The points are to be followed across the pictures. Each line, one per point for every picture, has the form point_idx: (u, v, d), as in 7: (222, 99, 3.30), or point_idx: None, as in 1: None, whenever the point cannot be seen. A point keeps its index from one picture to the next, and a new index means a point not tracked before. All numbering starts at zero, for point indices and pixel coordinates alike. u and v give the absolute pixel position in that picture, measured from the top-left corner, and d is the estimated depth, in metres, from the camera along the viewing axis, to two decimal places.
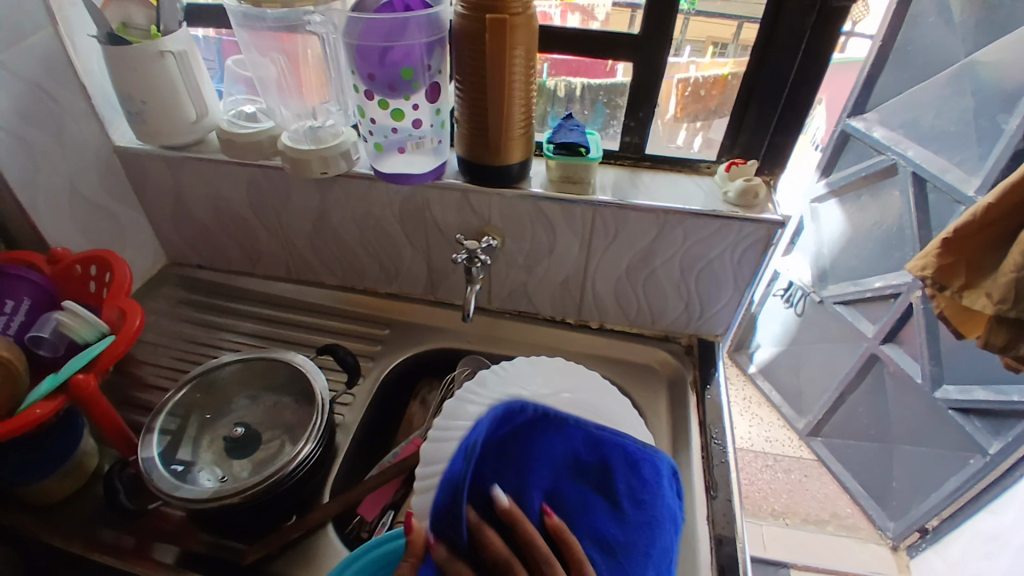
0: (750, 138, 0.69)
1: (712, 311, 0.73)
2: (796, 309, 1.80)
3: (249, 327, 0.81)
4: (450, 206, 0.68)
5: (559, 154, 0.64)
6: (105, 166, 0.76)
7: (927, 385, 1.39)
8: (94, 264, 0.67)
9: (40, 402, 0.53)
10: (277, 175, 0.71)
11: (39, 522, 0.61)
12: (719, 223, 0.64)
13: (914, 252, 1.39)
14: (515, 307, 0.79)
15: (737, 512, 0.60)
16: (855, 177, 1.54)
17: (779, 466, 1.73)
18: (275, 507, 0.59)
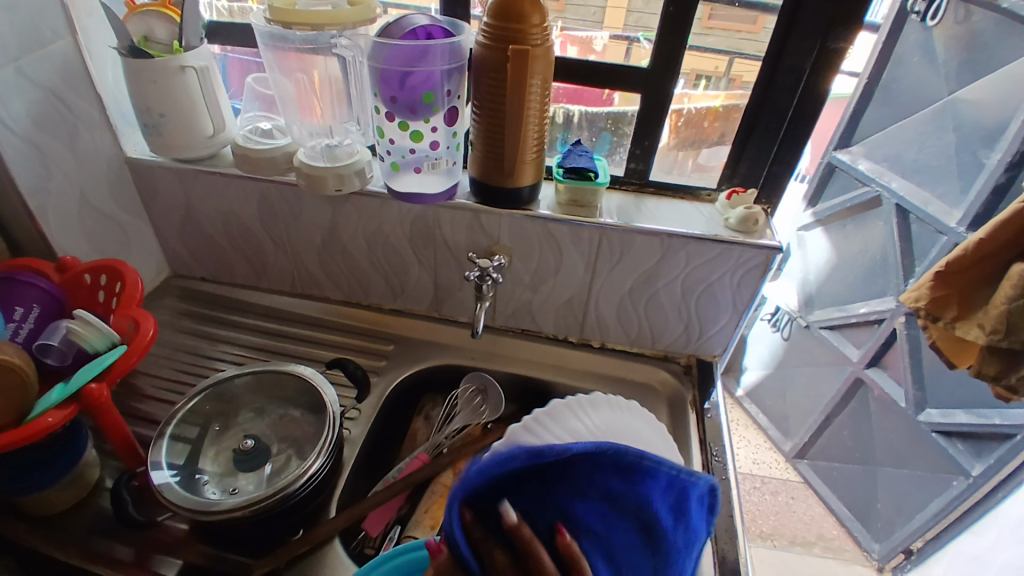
0: (750, 168, 0.72)
1: (711, 332, 0.75)
2: (783, 333, 1.84)
3: (252, 340, 0.82)
4: (460, 225, 0.70)
5: (569, 179, 0.67)
6: (116, 176, 0.77)
7: (911, 409, 1.42)
8: (104, 273, 0.67)
9: (52, 410, 0.53)
10: (290, 190, 0.72)
11: (35, 532, 0.60)
12: (720, 248, 0.66)
13: (897, 280, 1.44)
14: (519, 326, 0.81)
15: (739, 529, 0.61)
16: (839, 209, 1.60)
17: (766, 488, 1.75)
18: (281, 521, 0.59)
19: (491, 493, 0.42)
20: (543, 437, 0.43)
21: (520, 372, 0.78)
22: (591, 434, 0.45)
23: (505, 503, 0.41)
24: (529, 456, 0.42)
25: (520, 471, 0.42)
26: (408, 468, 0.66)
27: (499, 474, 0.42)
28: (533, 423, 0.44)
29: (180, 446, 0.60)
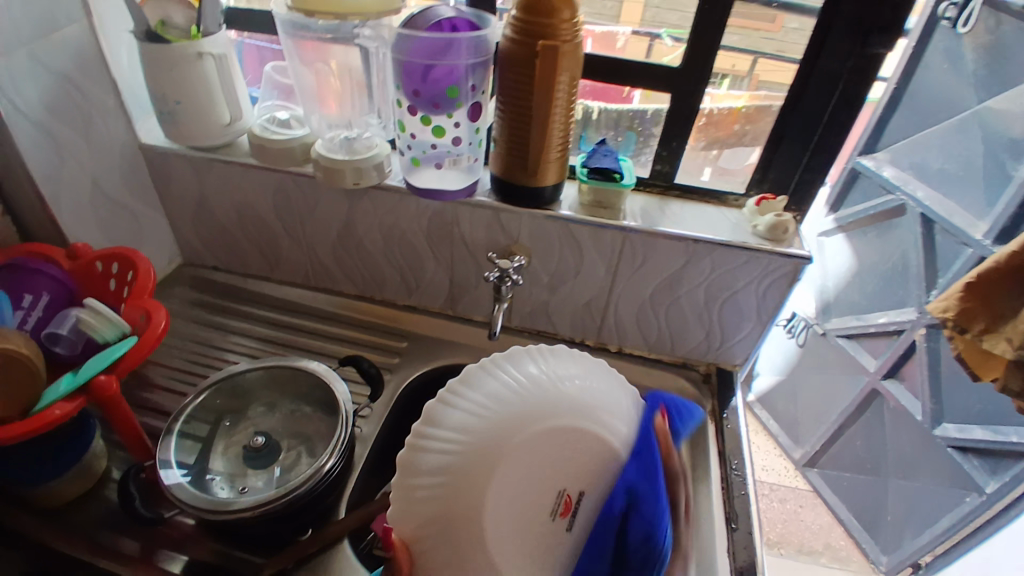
0: (781, 174, 0.70)
1: (733, 341, 0.73)
2: (798, 339, 1.81)
3: (263, 332, 0.80)
4: (479, 223, 0.68)
5: (593, 180, 0.65)
6: (131, 163, 0.76)
7: (926, 422, 1.40)
8: (117, 261, 0.66)
9: (59, 402, 0.52)
10: (306, 182, 0.71)
11: (44, 523, 0.60)
12: (747, 255, 0.64)
13: (918, 290, 1.40)
14: (535, 327, 0.79)
15: (757, 545, 0.60)
16: (863, 215, 1.56)
17: (774, 495, 1.73)
18: (291, 522, 0.58)
19: (424, 460, 0.47)
20: (471, 397, 0.49)
21: None
22: (512, 390, 0.49)
23: (440, 467, 0.46)
24: (453, 433, 0.47)
25: (451, 436, 0.47)
26: None
27: (426, 441, 0.47)
28: (460, 385, 0.50)
29: (189, 444, 0.59)
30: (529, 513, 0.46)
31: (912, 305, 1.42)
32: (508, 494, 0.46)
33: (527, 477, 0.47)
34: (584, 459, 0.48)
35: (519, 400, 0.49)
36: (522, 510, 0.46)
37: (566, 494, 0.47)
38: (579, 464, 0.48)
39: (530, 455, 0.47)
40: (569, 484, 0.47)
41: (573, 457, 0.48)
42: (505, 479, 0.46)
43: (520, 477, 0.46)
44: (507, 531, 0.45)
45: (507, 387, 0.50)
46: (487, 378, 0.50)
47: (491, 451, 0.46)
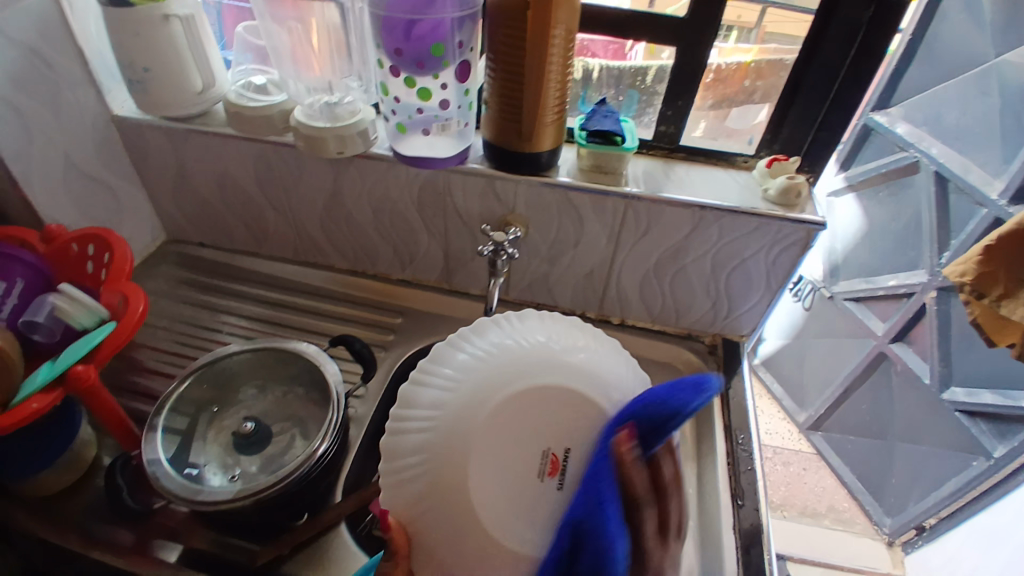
0: (793, 132, 0.66)
1: (741, 310, 0.70)
2: (805, 303, 1.78)
3: (253, 310, 0.78)
4: (472, 192, 0.64)
5: (593, 143, 0.60)
6: (104, 137, 0.72)
7: (934, 385, 1.38)
8: (93, 242, 0.63)
9: (36, 395, 0.50)
10: (288, 153, 0.67)
11: (31, 515, 0.58)
12: (757, 222, 0.60)
13: (930, 251, 1.37)
14: (533, 299, 0.76)
15: (765, 520, 0.58)
16: (873, 173, 1.51)
17: (778, 459, 1.73)
18: (287, 507, 0.57)
19: (404, 440, 0.46)
20: (443, 372, 0.49)
21: None
22: (482, 361, 0.48)
23: (420, 446, 0.46)
24: (428, 410, 0.47)
25: (428, 414, 0.47)
26: None
27: (406, 419, 0.47)
28: (432, 363, 0.50)
29: (175, 436, 0.57)
30: (512, 476, 0.44)
31: (923, 268, 1.39)
32: (491, 460, 0.44)
33: (507, 441, 0.45)
34: (567, 416, 0.46)
35: (488, 368, 0.48)
36: (509, 476, 0.44)
37: (551, 454, 0.45)
38: (564, 422, 0.46)
39: (505, 418, 0.45)
40: (552, 443, 0.45)
41: (552, 416, 0.46)
42: (484, 442, 0.44)
43: (501, 441, 0.45)
44: (494, 498, 0.43)
45: (475, 358, 0.49)
46: (456, 354, 0.50)
47: (461, 421, 0.45)
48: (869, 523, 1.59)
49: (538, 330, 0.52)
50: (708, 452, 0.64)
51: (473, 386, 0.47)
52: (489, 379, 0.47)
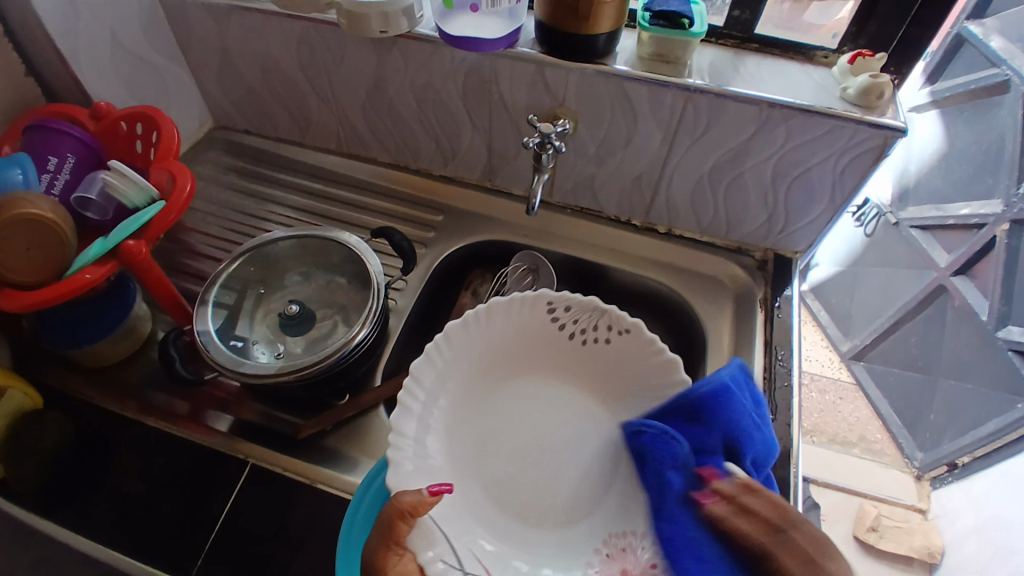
0: (885, 25, 0.58)
1: (799, 225, 0.66)
2: (866, 229, 1.69)
3: (297, 201, 0.78)
4: (521, 80, 0.60)
5: (656, 27, 0.55)
6: (150, 16, 0.69)
7: (991, 323, 1.31)
8: (141, 121, 0.62)
9: (90, 267, 0.52)
10: (331, 33, 0.63)
11: (100, 382, 0.63)
12: (832, 124, 0.55)
13: (1010, 180, 1.25)
14: (578, 203, 0.73)
15: (796, 435, 0.57)
16: (959, 90, 1.37)
17: (814, 386, 1.72)
18: (330, 387, 0.59)
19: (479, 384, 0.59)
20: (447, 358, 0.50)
21: (574, 253, 0.72)
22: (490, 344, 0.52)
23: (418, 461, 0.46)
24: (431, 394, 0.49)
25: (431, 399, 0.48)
26: None
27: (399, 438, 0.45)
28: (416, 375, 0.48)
29: (224, 310, 0.58)
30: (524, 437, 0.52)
31: (999, 197, 1.28)
32: (544, 438, 0.52)
33: (546, 401, 0.54)
34: (603, 374, 0.53)
35: (534, 329, 0.54)
36: (541, 459, 0.51)
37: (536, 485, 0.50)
38: (598, 378, 0.54)
39: (557, 377, 0.55)
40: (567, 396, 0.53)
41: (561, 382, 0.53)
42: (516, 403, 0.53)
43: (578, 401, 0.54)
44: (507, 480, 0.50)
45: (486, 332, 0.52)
46: (467, 333, 0.51)
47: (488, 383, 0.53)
48: (898, 455, 1.59)
49: (583, 306, 0.51)
50: (745, 364, 0.63)
51: (525, 349, 0.54)
52: (548, 341, 0.54)
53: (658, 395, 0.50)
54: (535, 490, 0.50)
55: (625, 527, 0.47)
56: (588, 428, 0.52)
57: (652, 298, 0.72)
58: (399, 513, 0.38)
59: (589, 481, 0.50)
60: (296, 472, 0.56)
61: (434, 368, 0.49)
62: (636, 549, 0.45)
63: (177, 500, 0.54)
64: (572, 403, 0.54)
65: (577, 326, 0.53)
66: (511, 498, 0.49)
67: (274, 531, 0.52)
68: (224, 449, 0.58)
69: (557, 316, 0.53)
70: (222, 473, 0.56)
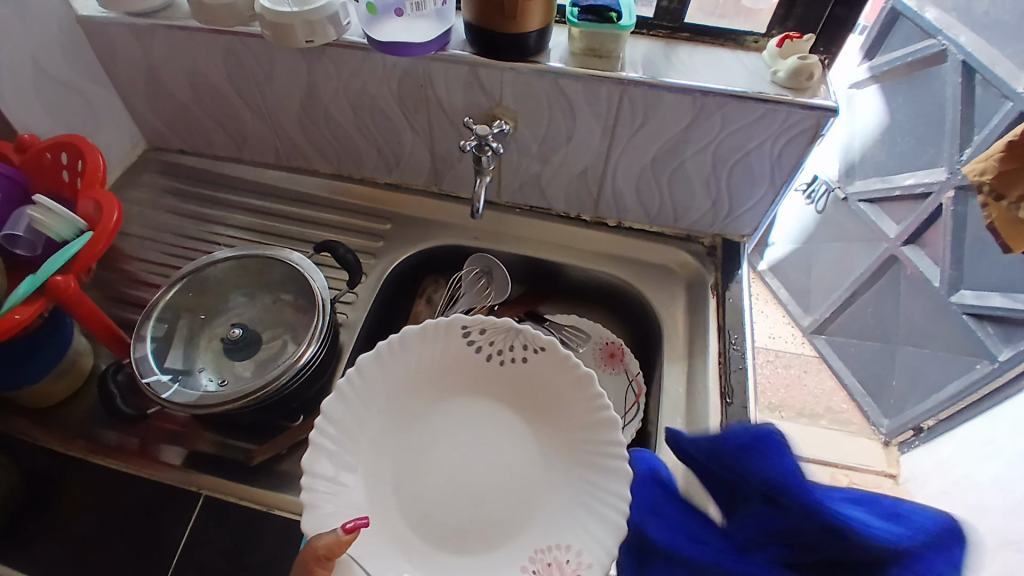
0: (810, 7, 0.59)
1: (742, 209, 0.66)
2: (817, 205, 1.73)
3: (238, 219, 0.75)
4: (456, 83, 0.60)
5: (586, 21, 0.55)
6: (67, 37, 0.66)
7: (943, 289, 1.35)
8: (66, 151, 0.60)
9: (19, 307, 0.49)
10: (258, 45, 0.61)
11: (38, 425, 0.60)
12: (763, 109, 0.55)
13: (952, 148, 1.29)
14: (525, 202, 0.73)
15: (752, 418, 0.58)
16: (899, 62, 1.40)
17: (779, 362, 1.76)
18: (281, 410, 0.58)
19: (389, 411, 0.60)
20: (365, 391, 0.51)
21: (525, 253, 0.72)
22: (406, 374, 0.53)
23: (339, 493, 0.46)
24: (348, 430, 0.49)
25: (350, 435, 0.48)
26: None
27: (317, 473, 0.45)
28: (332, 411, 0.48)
29: (164, 339, 0.56)
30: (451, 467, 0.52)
31: (943, 165, 1.32)
32: (469, 460, 0.52)
33: (473, 420, 0.54)
34: (525, 393, 0.55)
35: (453, 356, 0.55)
36: (471, 481, 0.51)
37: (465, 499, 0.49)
38: (519, 396, 0.55)
39: (481, 397, 0.55)
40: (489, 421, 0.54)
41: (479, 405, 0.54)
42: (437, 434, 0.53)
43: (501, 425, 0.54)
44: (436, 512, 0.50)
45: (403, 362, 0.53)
46: (386, 364, 0.52)
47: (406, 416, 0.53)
48: (864, 423, 1.63)
49: (498, 327, 0.54)
50: (700, 351, 0.63)
51: (446, 377, 0.55)
52: (466, 365, 0.55)
53: (578, 408, 0.52)
54: (467, 511, 0.50)
55: (553, 539, 0.48)
56: (512, 445, 0.53)
57: (606, 291, 0.72)
58: (315, 558, 0.39)
59: (518, 495, 0.51)
60: (253, 500, 0.54)
61: (354, 402, 0.50)
62: (563, 560, 0.46)
63: (127, 541, 0.52)
64: (497, 421, 0.54)
65: (494, 349, 0.55)
66: (443, 522, 0.49)
67: (234, 562, 0.51)
68: (178, 483, 0.56)
69: (473, 339, 0.55)
70: (174, 509, 0.54)
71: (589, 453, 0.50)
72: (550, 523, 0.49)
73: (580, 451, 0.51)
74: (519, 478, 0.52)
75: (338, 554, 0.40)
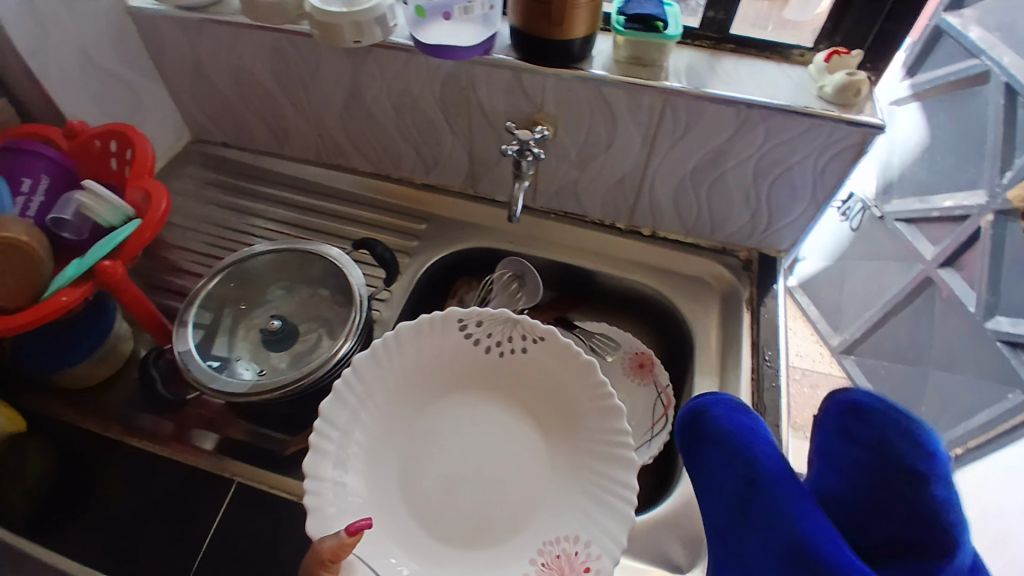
0: (859, 22, 0.58)
1: (781, 224, 0.66)
2: (853, 223, 1.69)
3: (277, 213, 0.77)
4: (498, 87, 0.60)
5: (632, 30, 0.55)
6: (120, 30, 0.68)
7: (978, 313, 1.31)
8: (115, 139, 0.62)
9: (66, 289, 0.51)
10: (304, 43, 0.63)
11: (80, 405, 0.62)
12: (809, 123, 0.55)
13: (993, 171, 1.26)
14: (561, 208, 0.73)
15: (785, 436, 0.57)
16: (942, 81, 1.38)
17: (806, 381, 1.70)
18: (314, 403, 0.58)
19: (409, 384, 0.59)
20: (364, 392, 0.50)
21: (559, 258, 0.72)
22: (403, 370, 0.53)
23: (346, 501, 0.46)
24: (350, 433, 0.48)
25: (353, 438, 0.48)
26: None
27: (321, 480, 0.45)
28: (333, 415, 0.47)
29: (204, 328, 0.58)
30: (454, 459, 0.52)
31: (982, 188, 1.29)
32: (471, 451, 0.53)
33: (473, 412, 0.54)
34: (526, 385, 0.54)
35: (451, 350, 0.55)
36: (476, 474, 0.51)
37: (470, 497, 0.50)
38: (518, 386, 0.55)
39: (481, 389, 0.55)
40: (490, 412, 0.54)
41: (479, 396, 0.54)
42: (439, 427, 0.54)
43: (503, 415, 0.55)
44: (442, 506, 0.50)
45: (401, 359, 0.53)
46: (384, 363, 0.51)
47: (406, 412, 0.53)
48: None
49: (496, 320, 0.53)
50: (733, 365, 0.63)
51: (445, 371, 0.55)
52: (465, 357, 0.55)
53: (579, 399, 0.52)
54: (473, 501, 0.50)
55: (561, 531, 0.48)
56: (514, 435, 0.53)
57: (639, 300, 0.72)
58: (321, 560, 0.40)
59: (520, 487, 0.51)
60: (284, 489, 0.55)
61: (354, 404, 0.49)
62: (572, 552, 0.46)
63: (160, 523, 0.54)
64: (499, 413, 0.54)
65: (492, 341, 0.55)
66: (449, 514, 0.50)
67: (263, 550, 0.52)
68: (210, 469, 0.57)
69: (470, 332, 0.54)
70: (206, 494, 0.55)
71: (592, 446, 0.50)
72: (554, 515, 0.49)
73: (584, 443, 0.51)
74: (522, 468, 0.52)
75: (341, 556, 0.40)
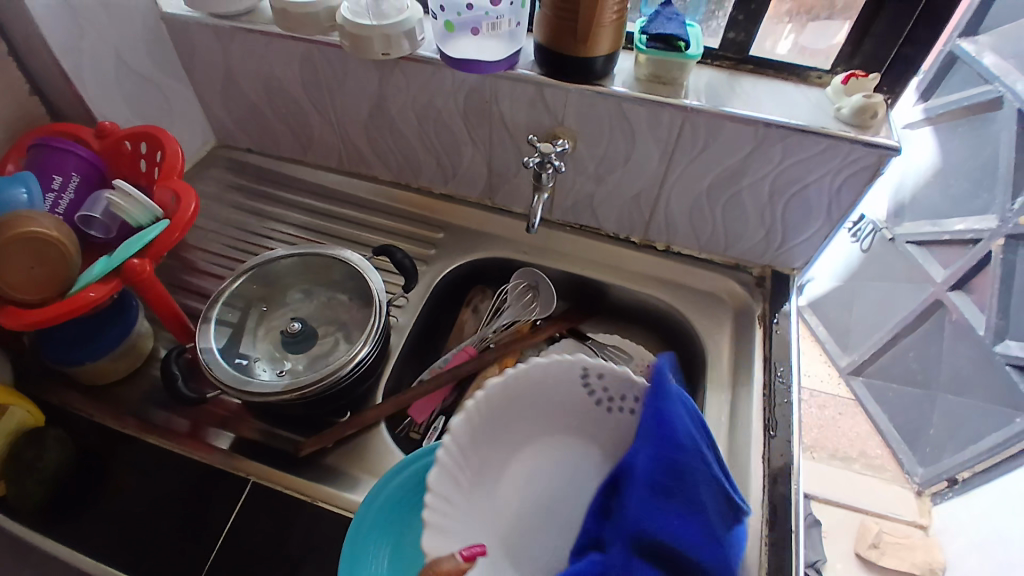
0: (877, 47, 0.60)
1: (796, 242, 0.66)
2: (863, 244, 1.70)
3: (298, 218, 0.78)
4: (521, 101, 0.62)
5: (654, 49, 0.56)
6: (154, 35, 0.70)
7: (988, 337, 1.31)
8: (145, 140, 0.63)
9: (94, 285, 0.52)
10: (334, 53, 0.64)
11: (98, 400, 0.63)
12: (826, 143, 0.55)
13: (1004, 196, 1.27)
14: (577, 220, 0.74)
15: (796, 452, 0.57)
16: (954, 106, 1.39)
17: (814, 402, 1.72)
18: (330, 405, 0.59)
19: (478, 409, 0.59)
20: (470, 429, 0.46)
21: (574, 270, 0.73)
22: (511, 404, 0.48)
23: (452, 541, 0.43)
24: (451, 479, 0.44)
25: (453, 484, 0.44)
26: (454, 359, 0.67)
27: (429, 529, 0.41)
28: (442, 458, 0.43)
29: (226, 328, 0.59)
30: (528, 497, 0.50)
31: (994, 213, 1.29)
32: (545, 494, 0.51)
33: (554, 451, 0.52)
34: (618, 441, 0.51)
35: (558, 392, 0.50)
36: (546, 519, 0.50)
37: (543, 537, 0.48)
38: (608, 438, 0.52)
39: (569, 431, 0.52)
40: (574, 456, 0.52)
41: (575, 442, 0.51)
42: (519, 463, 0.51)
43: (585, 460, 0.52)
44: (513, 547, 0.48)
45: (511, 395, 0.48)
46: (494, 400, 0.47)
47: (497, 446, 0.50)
48: (899, 471, 1.58)
49: (618, 377, 0.49)
50: (745, 381, 0.63)
51: (542, 409, 0.51)
52: (573, 403, 0.51)
53: None
54: (542, 551, 0.48)
55: None
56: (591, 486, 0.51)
57: (652, 314, 0.72)
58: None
59: None
60: (296, 489, 0.56)
61: (470, 428, 0.46)
62: None
63: (175, 520, 0.54)
64: (583, 463, 0.52)
65: (604, 394, 0.50)
66: (516, 547, 0.48)
67: (274, 549, 0.52)
68: (223, 467, 0.57)
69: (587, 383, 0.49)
70: (222, 492, 0.56)
71: None
72: None
73: None
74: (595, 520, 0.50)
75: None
